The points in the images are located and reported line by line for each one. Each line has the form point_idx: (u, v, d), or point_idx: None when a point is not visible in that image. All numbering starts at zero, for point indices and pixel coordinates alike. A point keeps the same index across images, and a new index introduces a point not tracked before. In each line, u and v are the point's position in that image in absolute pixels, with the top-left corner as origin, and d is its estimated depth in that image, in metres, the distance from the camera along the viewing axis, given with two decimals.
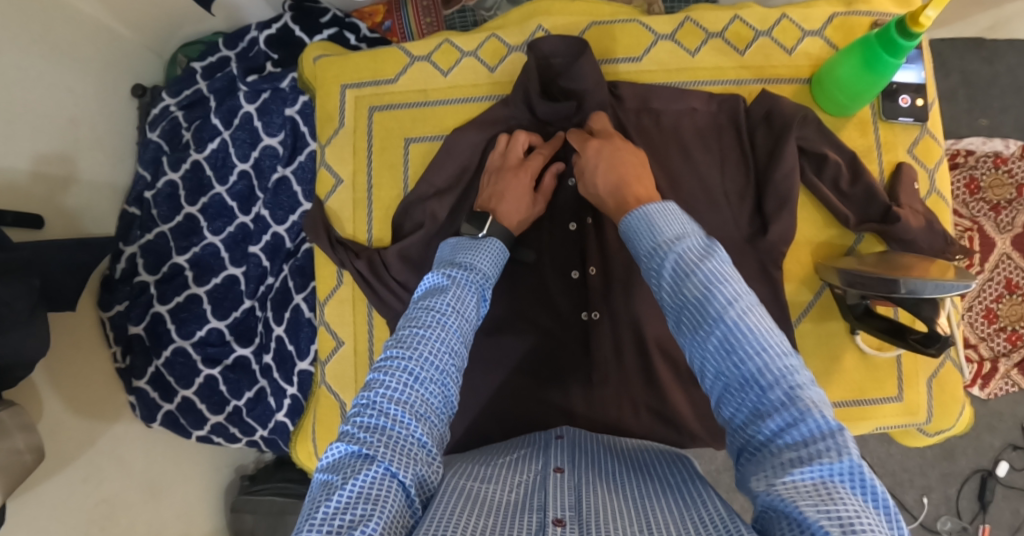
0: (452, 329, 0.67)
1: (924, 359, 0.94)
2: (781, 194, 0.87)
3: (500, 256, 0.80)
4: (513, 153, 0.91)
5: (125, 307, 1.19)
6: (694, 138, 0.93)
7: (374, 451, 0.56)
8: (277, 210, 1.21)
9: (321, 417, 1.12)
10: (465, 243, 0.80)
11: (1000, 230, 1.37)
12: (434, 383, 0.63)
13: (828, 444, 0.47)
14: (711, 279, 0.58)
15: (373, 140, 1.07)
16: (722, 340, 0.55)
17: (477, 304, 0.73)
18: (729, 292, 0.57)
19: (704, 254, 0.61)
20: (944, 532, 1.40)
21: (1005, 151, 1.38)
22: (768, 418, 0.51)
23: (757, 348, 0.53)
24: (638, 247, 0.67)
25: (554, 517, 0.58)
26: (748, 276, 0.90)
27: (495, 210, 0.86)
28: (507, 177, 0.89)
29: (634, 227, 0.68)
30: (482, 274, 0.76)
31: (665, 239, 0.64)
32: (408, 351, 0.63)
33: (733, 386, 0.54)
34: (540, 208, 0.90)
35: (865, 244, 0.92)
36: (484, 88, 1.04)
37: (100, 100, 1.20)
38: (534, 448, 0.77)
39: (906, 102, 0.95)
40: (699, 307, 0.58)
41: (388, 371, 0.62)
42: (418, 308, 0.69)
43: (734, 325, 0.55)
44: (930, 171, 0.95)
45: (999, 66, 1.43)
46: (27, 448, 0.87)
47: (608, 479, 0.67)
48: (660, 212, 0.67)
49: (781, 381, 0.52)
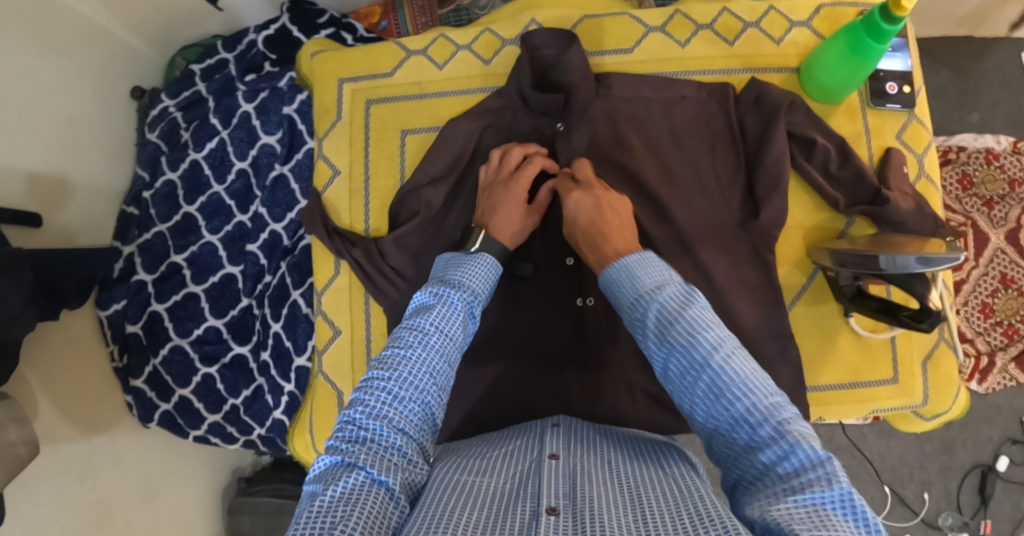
0: (435, 350, 0.67)
1: (919, 341, 0.94)
2: (772, 177, 0.88)
3: (494, 270, 0.80)
4: (506, 165, 0.91)
5: (123, 306, 1.19)
6: (685, 125, 0.94)
7: (359, 459, 0.58)
8: (275, 208, 1.22)
9: (318, 406, 1.11)
10: (459, 257, 0.81)
11: (994, 226, 1.37)
12: (415, 402, 0.63)
13: (816, 473, 0.50)
14: (694, 327, 0.61)
15: (369, 131, 1.08)
16: (710, 386, 0.59)
17: (464, 324, 0.72)
18: (712, 340, 0.60)
19: (685, 303, 0.65)
20: (946, 528, 1.39)
21: (996, 147, 1.39)
22: (760, 454, 0.54)
23: (742, 393, 0.57)
24: (624, 297, 0.70)
25: (548, 505, 0.58)
26: (740, 259, 0.91)
27: (488, 225, 0.86)
28: (499, 190, 0.89)
29: (619, 276, 0.71)
30: (473, 292, 0.76)
31: (649, 290, 0.67)
32: (388, 372, 0.64)
33: (723, 429, 0.57)
34: (534, 220, 0.90)
35: (856, 228, 0.93)
36: (479, 80, 1.05)
37: (99, 102, 1.21)
38: (531, 436, 0.75)
39: (893, 89, 0.96)
40: (684, 356, 0.61)
41: (366, 391, 0.63)
42: (402, 328, 0.69)
43: (719, 372, 0.58)
44: (919, 156, 0.96)
45: (987, 63, 1.45)
46: (21, 441, 0.88)
47: (604, 467, 0.67)
48: (638, 263, 0.71)
49: (767, 417, 0.55)
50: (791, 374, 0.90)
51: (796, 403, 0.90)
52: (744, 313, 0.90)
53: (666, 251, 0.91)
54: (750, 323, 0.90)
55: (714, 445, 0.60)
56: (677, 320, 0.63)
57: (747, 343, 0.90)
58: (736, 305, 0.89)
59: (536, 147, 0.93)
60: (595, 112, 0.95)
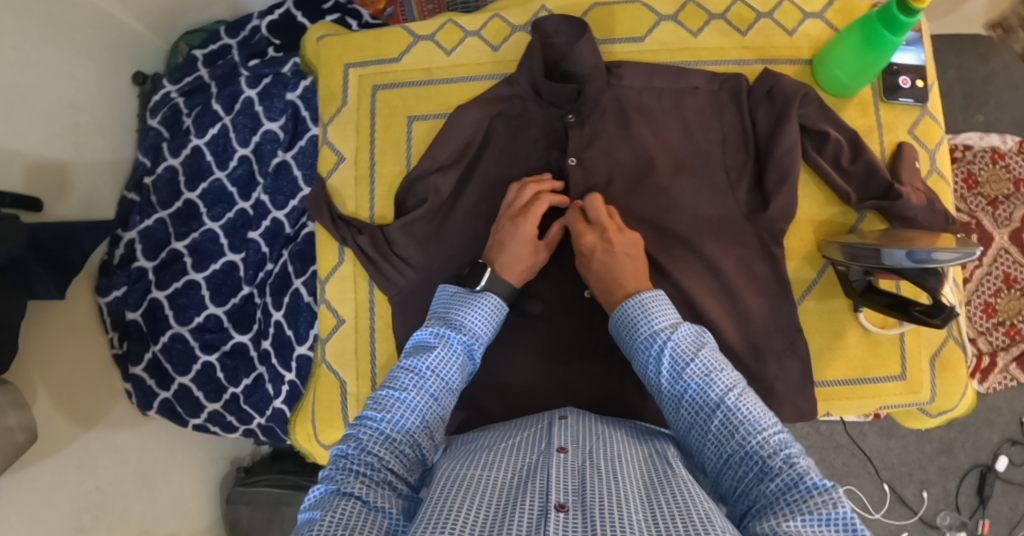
0: (429, 393, 0.68)
1: (928, 338, 0.94)
2: (782, 170, 0.87)
3: (499, 311, 0.79)
4: (517, 201, 0.88)
5: (123, 292, 1.17)
6: (696, 115, 0.93)
7: (352, 488, 0.57)
8: (278, 195, 1.20)
9: (320, 394, 1.11)
10: (463, 294, 0.80)
11: (999, 225, 1.36)
12: (407, 445, 0.64)
13: (823, 495, 0.51)
14: (706, 367, 0.65)
15: (376, 116, 1.07)
16: (723, 422, 0.62)
17: (462, 367, 0.73)
18: (723, 380, 0.64)
19: (697, 345, 0.68)
20: (944, 527, 1.40)
21: (1002, 147, 1.38)
22: (768, 481, 0.56)
23: (755, 426, 0.60)
24: (635, 338, 0.72)
25: (557, 501, 0.57)
26: (749, 253, 0.90)
27: (495, 262, 0.84)
28: (508, 225, 0.86)
29: (630, 317, 0.74)
30: (474, 334, 0.76)
31: (660, 330, 0.70)
32: (381, 413, 0.65)
33: (735, 461, 0.60)
34: (543, 256, 0.86)
35: (867, 223, 0.93)
36: (488, 66, 1.04)
37: (101, 85, 1.19)
38: (538, 429, 0.73)
39: (907, 83, 0.95)
40: (697, 396, 0.65)
41: (359, 430, 0.64)
42: (398, 368, 0.70)
43: (732, 410, 0.61)
44: (931, 151, 0.95)
45: (996, 63, 1.44)
46: (20, 427, 0.87)
47: (615, 459, 0.65)
48: (647, 303, 0.73)
49: (774, 448, 0.57)
50: (798, 369, 0.90)
51: (801, 397, 0.89)
52: (752, 307, 0.89)
53: (675, 244, 0.91)
54: (758, 317, 0.89)
55: (723, 478, 0.62)
56: (691, 360, 0.66)
57: (755, 338, 0.89)
58: (743, 298, 0.89)
59: (552, 184, 0.89)
60: (605, 103, 0.94)
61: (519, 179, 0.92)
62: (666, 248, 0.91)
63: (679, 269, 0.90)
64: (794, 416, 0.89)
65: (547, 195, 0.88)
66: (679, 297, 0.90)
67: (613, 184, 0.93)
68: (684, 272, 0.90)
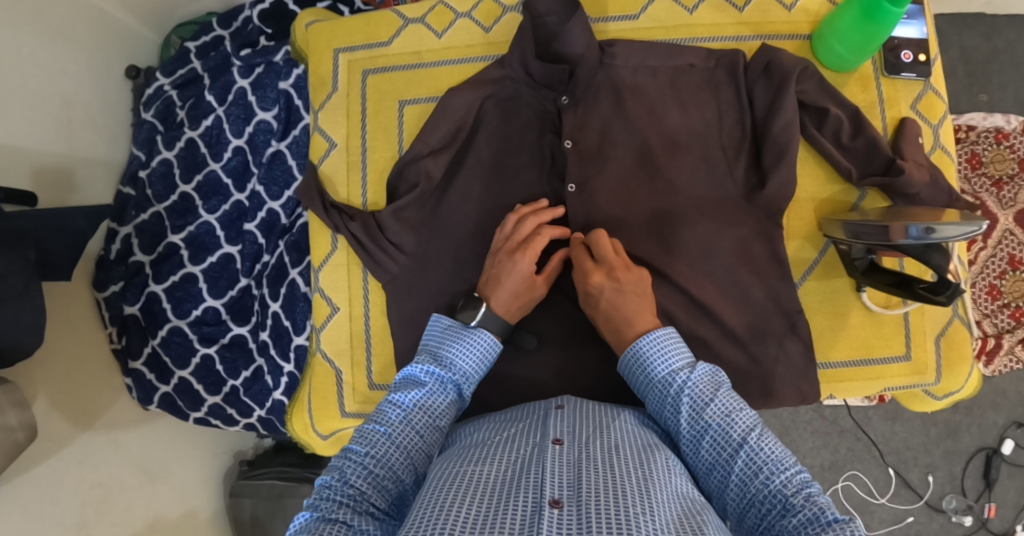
0: (415, 430, 0.68)
1: (932, 316, 0.92)
2: (780, 146, 0.85)
3: (491, 350, 0.78)
4: (516, 235, 0.86)
5: (120, 288, 1.16)
6: (691, 94, 0.91)
7: (338, 515, 0.57)
8: (272, 185, 1.19)
9: (316, 385, 1.10)
10: (455, 328, 0.79)
11: (1003, 206, 1.33)
12: (390, 481, 0.63)
13: (845, 533, 0.51)
14: (727, 407, 0.64)
15: (367, 102, 1.06)
16: (746, 463, 0.61)
17: (451, 407, 0.73)
18: (744, 421, 0.63)
19: (714, 387, 0.67)
20: (949, 510, 1.39)
21: (1006, 127, 1.35)
22: (790, 516, 0.55)
23: (778, 466, 0.59)
24: (651, 376, 0.71)
25: (552, 496, 0.56)
26: (748, 233, 0.89)
27: (490, 298, 0.83)
28: (506, 260, 0.84)
29: (644, 355, 0.72)
30: (463, 373, 0.75)
31: (678, 369, 0.69)
32: (365, 446, 0.64)
33: (756, 502, 0.59)
34: (540, 292, 0.85)
35: (869, 200, 0.91)
36: (480, 48, 1.02)
37: (93, 80, 1.18)
38: (532, 420, 0.72)
39: (908, 57, 0.93)
40: (718, 436, 0.63)
41: (343, 461, 0.63)
42: (386, 403, 0.70)
43: (755, 450, 0.61)
44: (934, 126, 0.93)
45: (1000, 42, 1.42)
46: (20, 426, 0.84)
47: (612, 450, 0.64)
48: (665, 338, 0.71)
49: (797, 488, 0.57)
50: (799, 350, 0.89)
51: (802, 378, 0.89)
52: (752, 287, 0.88)
53: (672, 226, 0.89)
54: (758, 298, 0.89)
55: (744, 522, 0.60)
56: (713, 399, 0.65)
57: (756, 319, 0.88)
58: (742, 278, 0.88)
59: (552, 216, 0.87)
60: (600, 83, 0.92)
61: (517, 209, 0.90)
62: (661, 230, 0.90)
63: (676, 252, 0.89)
64: (796, 398, 0.88)
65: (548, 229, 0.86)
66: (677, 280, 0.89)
67: (609, 166, 0.91)
68: (681, 254, 0.89)
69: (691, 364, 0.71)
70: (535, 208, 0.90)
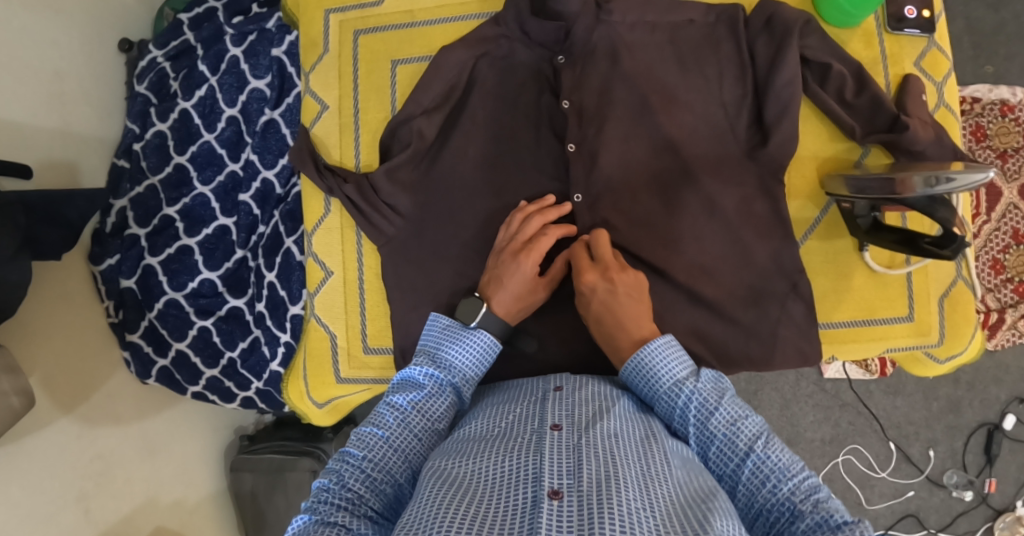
0: (413, 433, 0.67)
1: (936, 277, 0.92)
2: (782, 101, 0.84)
3: (490, 350, 0.76)
4: (521, 234, 0.84)
5: (116, 260, 1.14)
6: (689, 50, 0.90)
7: (337, 519, 0.57)
8: (266, 154, 1.18)
9: (311, 349, 1.11)
10: (454, 328, 0.77)
11: (1008, 179, 1.29)
12: (387, 485, 0.63)
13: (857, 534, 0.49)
14: (733, 415, 0.63)
15: (359, 62, 1.05)
16: (753, 471, 0.59)
17: (449, 410, 0.71)
18: (751, 428, 0.61)
19: (720, 395, 0.66)
20: (950, 485, 1.38)
21: (1012, 99, 1.31)
22: (800, 522, 0.53)
23: (784, 475, 0.57)
24: (658, 388, 0.69)
25: (551, 487, 0.54)
26: (749, 193, 0.88)
27: (490, 299, 0.81)
28: (509, 261, 0.82)
29: (650, 363, 0.69)
30: (462, 375, 0.74)
31: (683, 379, 0.67)
32: (362, 451, 0.64)
33: (766, 510, 0.57)
34: (542, 294, 0.83)
35: (872, 158, 0.90)
36: (474, 6, 1.01)
37: (84, 51, 1.14)
38: (532, 402, 0.71)
39: (912, 13, 0.92)
40: (726, 443, 0.62)
41: (341, 465, 0.63)
42: (385, 405, 0.70)
43: (761, 458, 0.59)
44: (938, 84, 0.92)
45: (1006, 13, 1.39)
46: (15, 391, 0.82)
47: (611, 435, 0.62)
48: (666, 347, 0.69)
49: (805, 494, 0.55)
50: (802, 310, 0.88)
51: (804, 339, 0.88)
52: (753, 247, 0.87)
53: (670, 184, 0.89)
54: (759, 258, 0.88)
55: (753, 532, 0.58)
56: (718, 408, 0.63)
57: (756, 280, 0.88)
58: (744, 237, 0.87)
59: (558, 213, 0.85)
60: (597, 42, 0.91)
61: (522, 207, 0.88)
62: (660, 189, 0.89)
63: (676, 213, 0.89)
64: (797, 360, 0.88)
65: (554, 227, 0.84)
66: (676, 239, 0.88)
67: (606, 123, 0.90)
68: (681, 215, 0.88)
69: (694, 371, 0.69)
70: (542, 205, 0.88)
